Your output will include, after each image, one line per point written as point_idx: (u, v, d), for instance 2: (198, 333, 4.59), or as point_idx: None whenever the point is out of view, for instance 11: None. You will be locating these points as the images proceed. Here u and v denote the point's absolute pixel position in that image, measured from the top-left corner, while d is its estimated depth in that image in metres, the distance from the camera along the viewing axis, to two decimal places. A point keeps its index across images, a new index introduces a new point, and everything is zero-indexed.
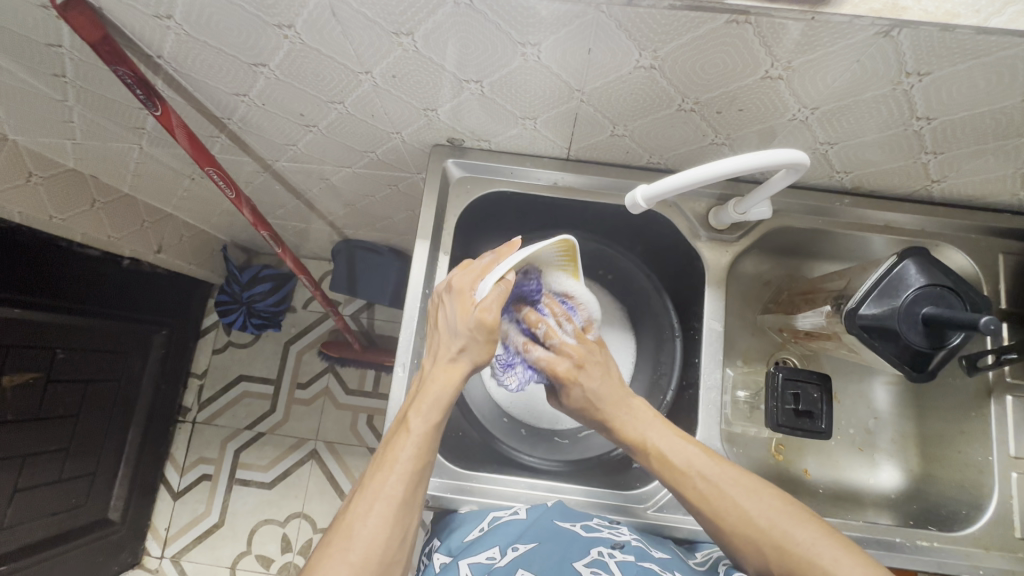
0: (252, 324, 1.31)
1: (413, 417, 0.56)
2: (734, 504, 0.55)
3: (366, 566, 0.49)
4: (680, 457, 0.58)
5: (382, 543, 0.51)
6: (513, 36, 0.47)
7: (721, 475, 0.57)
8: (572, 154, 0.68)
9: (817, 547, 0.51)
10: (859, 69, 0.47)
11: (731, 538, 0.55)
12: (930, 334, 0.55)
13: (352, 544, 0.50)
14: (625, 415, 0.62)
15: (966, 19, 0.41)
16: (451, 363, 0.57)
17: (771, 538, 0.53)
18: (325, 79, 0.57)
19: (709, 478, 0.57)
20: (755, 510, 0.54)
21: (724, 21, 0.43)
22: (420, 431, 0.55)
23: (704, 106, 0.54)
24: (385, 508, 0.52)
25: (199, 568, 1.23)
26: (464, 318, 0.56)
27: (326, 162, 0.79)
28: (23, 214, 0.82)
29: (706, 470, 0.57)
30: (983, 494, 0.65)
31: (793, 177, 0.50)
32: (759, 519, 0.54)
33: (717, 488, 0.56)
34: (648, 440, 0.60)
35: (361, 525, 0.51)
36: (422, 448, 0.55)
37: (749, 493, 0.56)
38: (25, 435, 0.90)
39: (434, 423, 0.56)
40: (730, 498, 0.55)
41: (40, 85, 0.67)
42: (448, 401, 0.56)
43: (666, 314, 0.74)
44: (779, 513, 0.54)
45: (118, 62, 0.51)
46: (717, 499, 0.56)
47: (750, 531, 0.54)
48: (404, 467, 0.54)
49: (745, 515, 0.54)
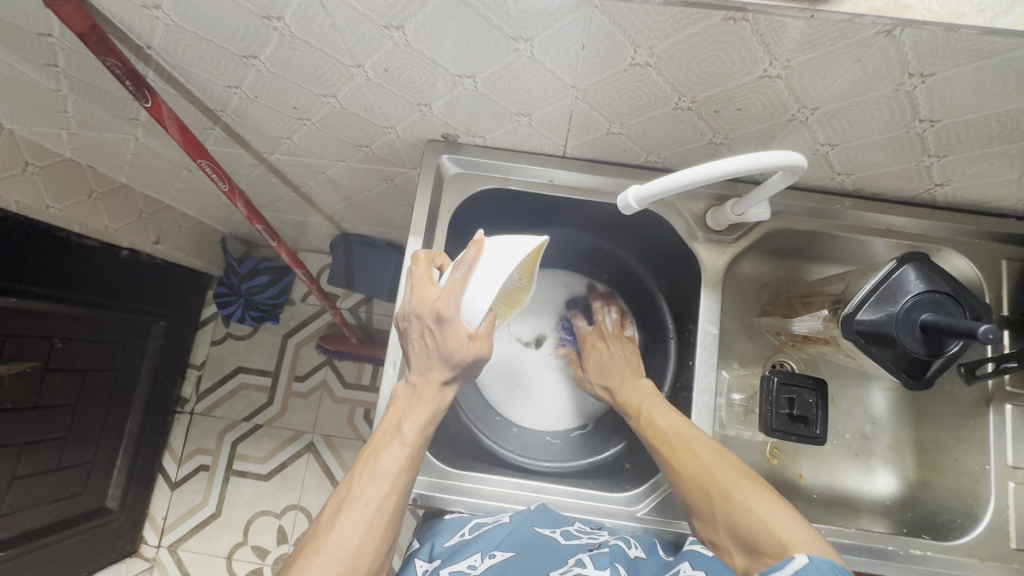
0: (250, 317, 1.30)
1: (404, 427, 0.57)
2: (699, 454, 0.58)
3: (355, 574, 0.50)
4: (663, 417, 0.62)
5: (370, 552, 0.52)
6: (506, 32, 0.46)
7: (693, 434, 0.60)
8: (568, 151, 0.67)
9: (760, 502, 0.53)
10: (860, 69, 0.45)
11: (688, 496, 0.57)
12: (928, 341, 0.54)
13: (341, 552, 0.51)
14: (626, 386, 0.69)
15: (970, 19, 0.39)
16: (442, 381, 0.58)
17: (721, 490, 0.55)
18: (316, 72, 0.56)
19: (679, 434, 0.60)
20: (709, 461, 0.57)
21: (720, 18, 0.42)
22: (411, 442, 0.56)
23: (701, 105, 0.52)
24: (375, 516, 0.53)
25: (196, 557, 1.24)
26: (459, 344, 0.54)
27: (322, 156, 0.79)
28: (20, 204, 0.81)
29: (683, 427, 0.61)
30: (978, 504, 0.64)
31: (790, 180, 0.49)
32: (715, 471, 0.56)
33: (687, 443, 0.59)
34: (644, 404, 0.66)
35: (351, 534, 0.52)
36: (411, 458, 0.56)
37: (713, 452, 0.58)
38: (24, 424, 0.90)
39: (423, 434, 0.57)
40: (695, 450, 0.58)
41: (32, 74, 0.66)
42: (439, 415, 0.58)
43: (662, 317, 0.74)
44: (733, 470, 0.56)
45: (106, 52, 0.50)
46: (682, 447, 0.59)
47: (706, 480, 0.56)
48: (394, 476, 0.55)
49: (704, 467, 0.57)
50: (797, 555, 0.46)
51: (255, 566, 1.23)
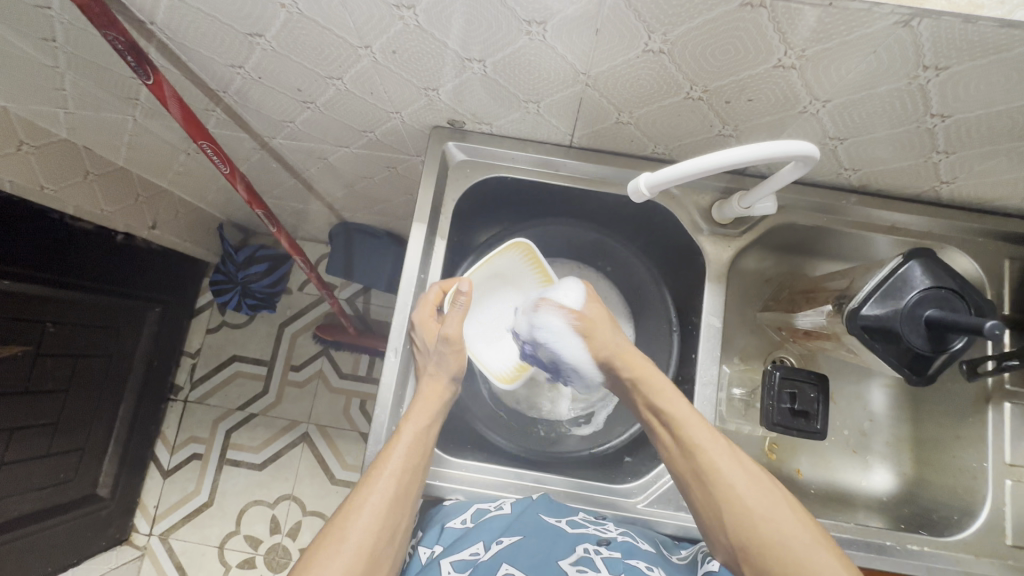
0: (246, 305, 1.28)
1: (404, 423, 0.58)
2: (754, 487, 0.53)
3: (359, 557, 0.51)
4: (706, 429, 0.57)
5: (373, 538, 0.52)
6: (519, 14, 0.45)
7: (741, 464, 0.55)
8: (575, 141, 0.66)
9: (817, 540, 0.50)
10: (875, 60, 0.45)
11: (757, 540, 0.51)
12: (933, 337, 0.54)
13: (346, 537, 0.52)
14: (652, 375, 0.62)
15: (989, 10, 0.39)
16: (432, 376, 0.63)
17: (784, 535, 0.50)
18: (323, 52, 0.55)
19: (729, 466, 0.54)
20: (751, 497, 0.53)
21: (738, 3, 0.41)
22: (410, 434, 0.58)
23: (712, 95, 0.52)
24: (378, 503, 0.54)
25: (188, 546, 1.23)
26: (433, 335, 0.63)
27: (324, 141, 0.78)
28: (13, 183, 0.80)
29: (732, 451, 0.56)
30: (976, 501, 0.64)
31: (801, 171, 0.48)
32: (782, 507, 0.52)
33: (744, 474, 0.54)
34: (676, 408, 0.59)
35: (355, 518, 0.53)
36: (412, 452, 0.57)
37: (768, 483, 0.54)
38: (14, 407, 0.88)
39: (424, 427, 0.59)
40: (753, 486, 0.53)
41: (28, 50, 0.64)
42: (436, 410, 0.61)
43: (665, 309, 0.73)
44: (755, 490, 0.53)
45: (109, 26, 0.49)
46: (740, 474, 0.54)
47: (773, 515, 0.51)
48: (394, 466, 0.56)
49: (771, 501, 0.52)
50: None
51: (247, 556, 1.22)
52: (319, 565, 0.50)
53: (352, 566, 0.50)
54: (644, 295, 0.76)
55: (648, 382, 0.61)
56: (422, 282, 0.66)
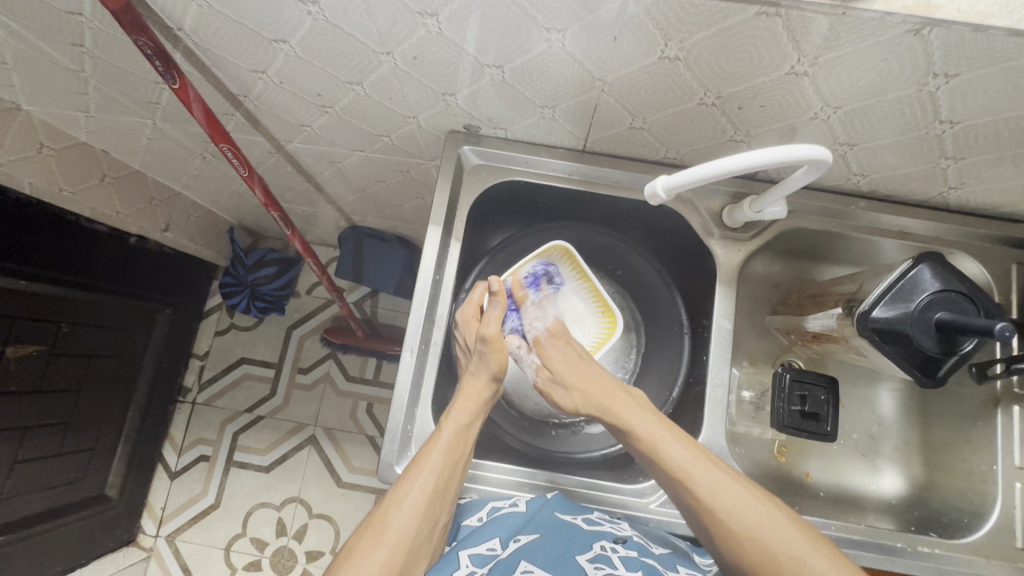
0: (255, 307, 1.30)
1: (445, 420, 0.60)
2: (742, 509, 0.53)
3: (399, 549, 0.53)
4: (687, 453, 0.57)
5: (412, 532, 0.54)
6: (539, 21, 0.47)
7: (726, 485, 0.55)
8: (587, 146, 0.67)
9: (811, 551, 0.50)
10: (886, 68, 0.46)
11: (751, 565, 0.52)
12: (942, 339, 0.55)
13: (387, 529, 0.54)
14: (625, 398, 0.63)
15: (998, 20, 0.40)
16: (474, 375, 0.65)
17: (777, 553, 0.51)
18: (344, 58, 0.57)
19: (717, 491, 0.54)
20: (741, 512, 0.53)
21: (753, 12, 0.42)
22: (451, 432, 0.59)
23: (725, 101, 0.53)
24: (418, 498, 0.55)
25: (194, 548, 1.23)
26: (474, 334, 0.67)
27: (338, 145, 0.79)
28: (33, 185, 0.81)
29: (716, 470, 0.56)
30: (986, 503, 0.65)
31: (813, 175, 0.50)
32: (774, 525, 0.52)
33: (731, 496, 0.54)
34: (655, 434, 0.59)
35: (395, 511, 0.55)
36: (452, 449, 0.58)
37: (761, 499, 0.54)
38: (28, 406, 0.89)
39: (464, 426, 0.60)
40: (740, 509, 0.53)
41: (55, 54, 0.66)
42: (477, 407, 0.63)
43: (676, 311, 0.74)
44: (744, 502, 0.54)
45: (139, 31, 0.51)
46: (728, 500, 0.54)
47: (764, 538, 0.52)
48: (435, 462, 0.57)
49: (760, 522, 0.52)
50: None
51: (254, 558, 1.22)
52: (362, 556, 0.52)
53: (391, 559, 0.52)
54: (654, 299, 0.77)
55: (618, 407, 0.62)
56: (437, 283, 0.67)
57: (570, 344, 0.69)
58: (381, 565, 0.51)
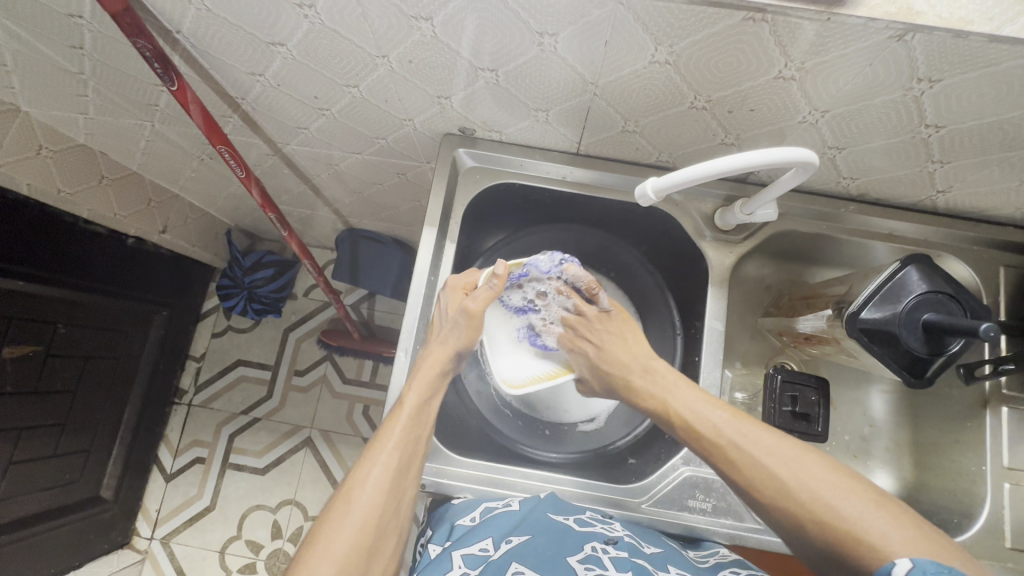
0: (252, 309, 1.30)
1: (406, 393, 0.60)
2: (757, 474, 0.52)
3: (364, 530, 0.52)
4: (705, 422, 0.57)
5: (376, 512, 0.54)
6: (532, 26, 0.48)
7: (760, 439, 0.54)
8: (581, 149, 0.68)
9: (846, 499, 0.47)
10: (871, 73, 0.47)
11: (786, 517, 0.50)
12: (929, 340, 0.56)
13: (351, 508, 0.53)
14: (640, 378, 0.65)
15: (979, 26, 0.41)
16: (440, 343, 0.63)
17: (804, 501, 0.49)
18: (340, 61, 0.57)
19: (747, 445, 0.54)
20: (774, 463, 0.52)
21: (740, 18, 0.43)
22: (412, 405, 0.60)
23: (716, 105, 0.54)
24: (381, 476, 0.55)
25: (189, 551, 1.23)
26: (456, 303, 0.64)
27: (335, 148, 0.80)
28: (30, 186, 0.82)
29: (736, 436, 0.55)
30: (975, 503, 0.66)
31: (801, 177, 0.50)
32: (795, 489, 0.50)
33: (747, 460, 0.53)
34: (670, 405, 0.60)
35: (359, 491, 0.54)
36: (413, 424, 0.59)
37: (786, 461, 0.51)
38: (24, 407, 0.89)
39: (425, 398, 0.60)
40: (773, 461, 0.52)
41: (55, 57, 0.67)
42: (438, 377, 0.62)
43: (668, 311, 0.77)
44: (776, 457, 0.52)
45: (138, 33, 0.51)
46: (747, 467, 0.53)
47: (789, 502, 0.50)
48: (396, 438, 0.57)
49: (783, 488, 0.50)
50: (897, 560, 0.42)
51: (248, 561, 1.22)
52: (327, 539, 0.51)
53: (357, 539, 0.51)
54: (647, 300, 0.80)
55: (630, 383, 0.65)
56: (431, 284, 0.68)
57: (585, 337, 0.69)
58: (347, 545, 0.51)
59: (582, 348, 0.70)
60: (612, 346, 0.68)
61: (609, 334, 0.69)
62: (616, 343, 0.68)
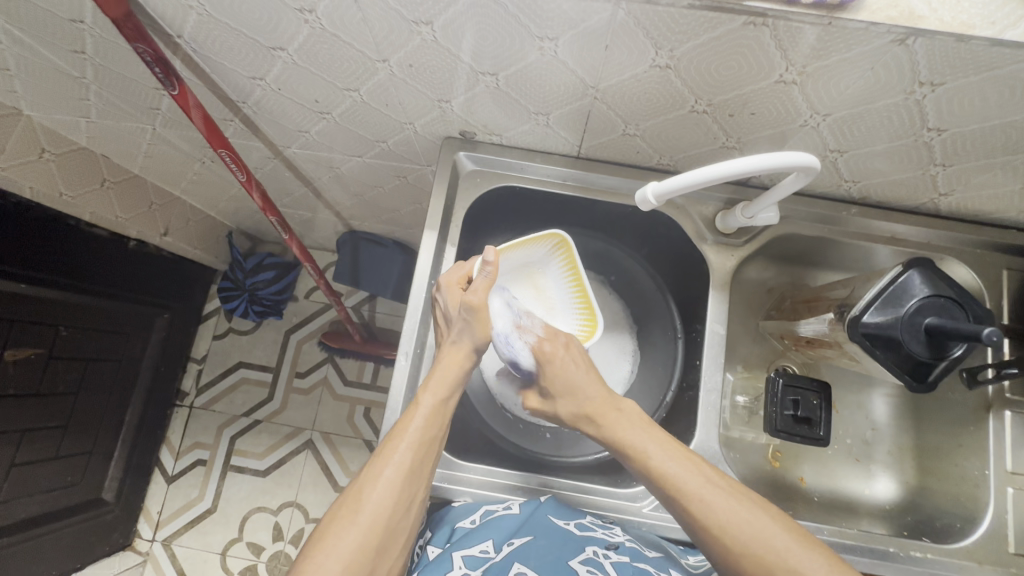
0: (253, 311, 1.30)
1: (423, 393, 0.59)
2: (735, 521, 0.50)
3: (373, 530, 0.51)
4: (675, 466, 0.54)
5: (387, 512, 0.53)
6: (532, 30, 0.48)
7: (723, 488, 0.53)
8: (582, 152, 0.68)
9: (806, 554, 0.48)
10: (873, 76, 0.47)
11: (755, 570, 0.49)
12: (932, 344, 0.56)
13: (361, 507, 0.52)
14: (612, 416, 0.60)
15: (981, 30, 0.41)
16: (455, 344, 0.62)
17: (776, 551, 0.49)
18: (341, 66, 0.58)
19: (718, 495, 0.52)
20: (744, 513, 0.51)
21: (741, 23, 0.43)
22: (428, 406, 0.58)
23: (717, 108, 0.54)
24: (394, 476, 0.54)
25: (190, 553, 1.23)
26: (456, 300, 0.62)
27: (336, 151, 0.80)
28: (33, 189, 0.82)
29: (711, 481, 0.53)
30: (978, 508, 0.65)
31: (803, 181, 0.50)
32: (771, 539, 0.49)
33: (724, 506, 0.51)
34: (644, 447, 0.57)
35: (370, 490, 0.53)
36: (429, 425, 0.58)
37: (758, 510, 0.51)
38: (25, 410, 0.89)
39: (442, 400, 0.59)
40: (743, 513, 0.51)
41: (58, 62, 0.67)
42: (455, 379, 0.61)
43: (670, 315, 0.76)
44: (742, 505, 0.51)
45: (140, 38, 0.51)
46: (723, 512, 0.51)
47: (764, 555, 0.49)
48: (411, 439, 0.56)
49: (759, 536, 0.49)
50: None
51: (249, 563, 1.22)
52: (334, 537, 0.51)
53: (364, 540, 0.51)
54: (648, 301, 0.79)
55: (604, 419, 0.60)
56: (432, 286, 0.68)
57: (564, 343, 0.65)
58: (354, 546, 0.50)
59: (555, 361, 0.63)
60: (585, 376, 0.63)
61: (581, 360, 0.64)
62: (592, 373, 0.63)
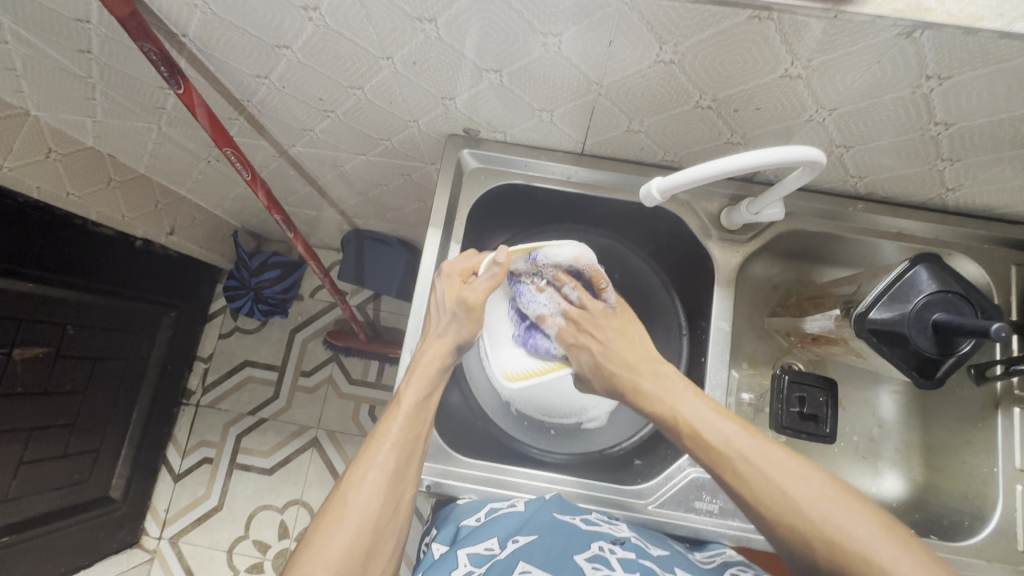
0: (259, 310, 1.30)
1: (404, 391, 0.59)
2: (769, 491, 0.51)
3: (361, 534, 0.51)
4: (712, 431, 0.56)
5: (373, 515, 0.53)
6: (535, 25, 0.47)
7: (759, 453, 0.53)
8: (586, 148, 0.68)
9: (849, 517, 0.48)
10: (880, 70, 0.47)
11: (786, 532, 0.50)
12: (939, 340, 0.55)
13: (347, 512, 0.52)
14: (649, 381, 0.62)
15: (989, 22, 0.41)
16: (438, 337, 0.62)
17: (810, 515, 0.49)
18: (345, 64, 0.58)
19: (751, 460, 0.53)
20: (777, 477, 0.51)
21: (746, 16, 0.43)
22: (409, 404, 0.58)
23: (721, 104, 0.54)
24: (378, 478, 0.54)
25: (197, 550, 1.23)
26: (452, 294, 0.62)
27: (341, 150, 0.80)
28: (40, 189, 0.83)
29: (745, 450, 0.54)
30: (986, 505, 0.65)
31: (809, 176, 0.50)
32: (806, 507, 0.49)
33: (759, 473, 0.52)
34: (678, 414, 0.58)
35: (355, 494, 0.53)
36: (411, 423, 0.58)
37: (794, 477, 0.51)
38: (33, 408, 0.90)
39: (422, 396, 0.59)
40: (778, 477, 0.51)
41: (65, 62, 0.67)
42: (436, 374, 0.61)
43: (674, 313, 0.77)
44: (777, 468, 0.52)
45: (144, 37, 0.52)
46: (756, 480, 0.52)
47: (796, 521, 0.50)
48: (394, 439, 0.56)
49: (792, 504, 0.50)
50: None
51: (256, 561, 1.22)
52: (321, 543, 0.50)
53: (353, 544, 0.51)
54: (653, 300, 0.79)
55: (639, 386, 0.63)
56: None
57: (587, 330, 0.67)
58: (343, 551, 0.50)
59: (586, 346, 0.67)
60: (614, 341, 0.66)
61: (613, 330, 0.67)
62: (621, 340, 0.66)
